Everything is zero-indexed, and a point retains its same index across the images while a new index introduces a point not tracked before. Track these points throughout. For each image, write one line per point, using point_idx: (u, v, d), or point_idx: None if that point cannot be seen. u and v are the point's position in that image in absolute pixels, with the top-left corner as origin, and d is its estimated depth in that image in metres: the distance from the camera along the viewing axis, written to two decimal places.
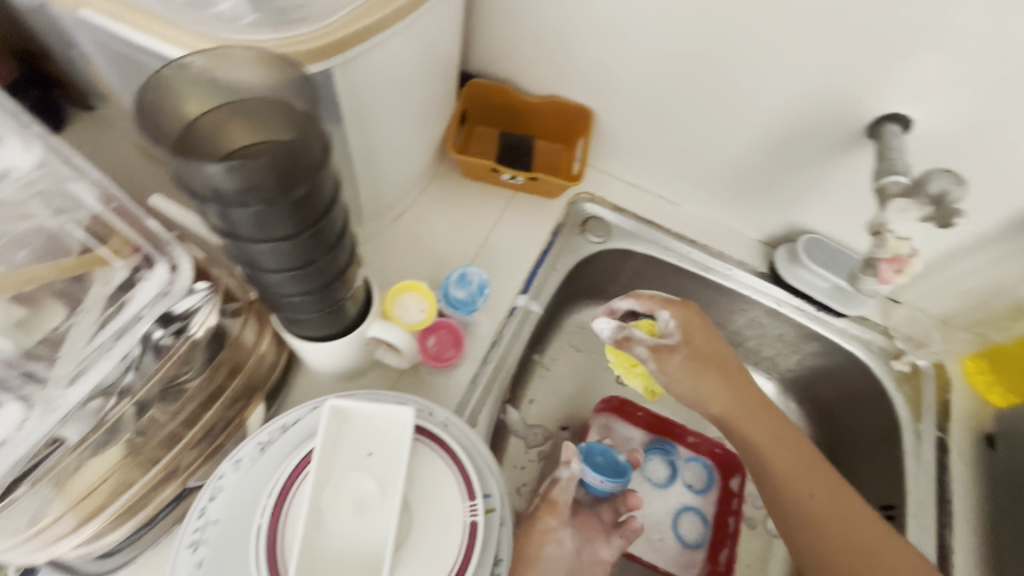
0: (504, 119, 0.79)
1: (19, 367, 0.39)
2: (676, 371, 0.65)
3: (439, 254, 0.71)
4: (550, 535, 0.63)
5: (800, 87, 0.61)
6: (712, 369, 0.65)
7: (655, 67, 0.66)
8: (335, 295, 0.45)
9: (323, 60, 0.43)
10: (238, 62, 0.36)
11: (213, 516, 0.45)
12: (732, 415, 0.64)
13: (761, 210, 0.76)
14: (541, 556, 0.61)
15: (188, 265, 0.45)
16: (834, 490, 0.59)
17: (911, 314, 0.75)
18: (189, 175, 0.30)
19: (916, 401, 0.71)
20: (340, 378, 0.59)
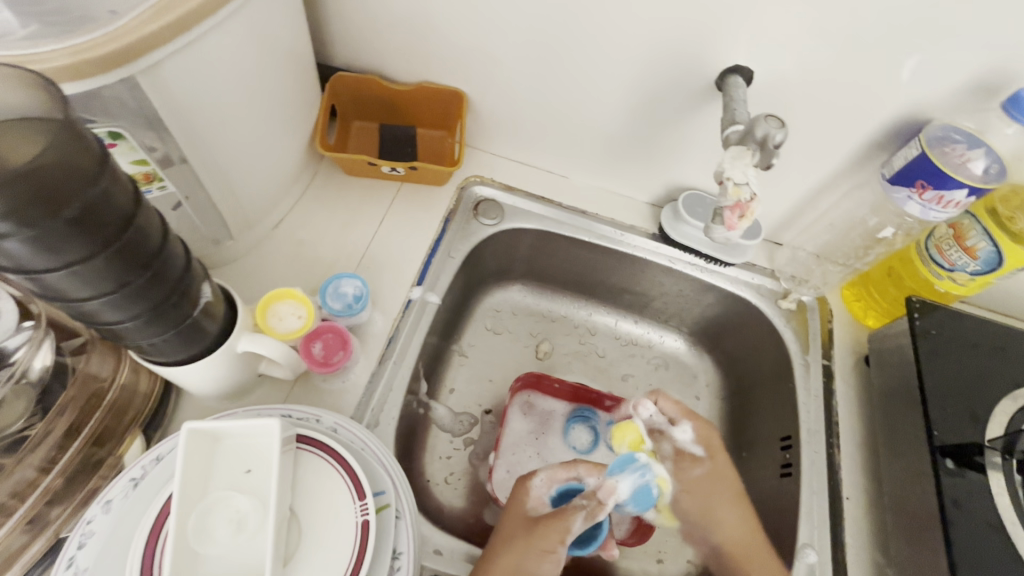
0: (378, 111, 0.77)
1: None
2: (722, 465, 0.67)
3: (325, 257, 0.69)
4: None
5: (648, 49, 0.62)
6: (732, 508, 0.66)
7: (510, 42, 0.66)
8: (181, 315, 0.43)
9: (114, 69, 0.41)
10: None
11: (83, 565, 0.43)
12: (715, 478, 0.67)
13: (642, 173, 0.78)
14: None
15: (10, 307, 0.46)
16: (755, 549, 0.63)
17: (793, 253, 0.80)
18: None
19: (802, 334, 0.76)
20: (224, 399, 0.56)
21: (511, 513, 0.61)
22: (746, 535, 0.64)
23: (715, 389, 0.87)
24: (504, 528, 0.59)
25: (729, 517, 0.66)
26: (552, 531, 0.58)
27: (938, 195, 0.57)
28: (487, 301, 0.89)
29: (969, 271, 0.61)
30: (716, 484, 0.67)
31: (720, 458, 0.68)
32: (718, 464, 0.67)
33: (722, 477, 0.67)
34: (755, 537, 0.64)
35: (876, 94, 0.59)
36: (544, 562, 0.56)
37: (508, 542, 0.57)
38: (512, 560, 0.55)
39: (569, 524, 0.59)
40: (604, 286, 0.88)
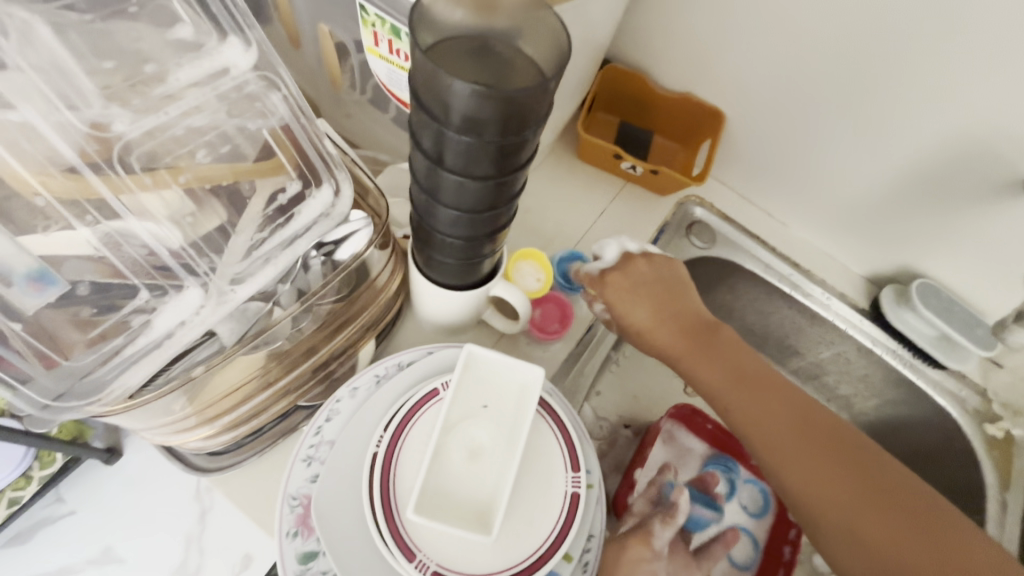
0: (627, 109, 0.79)
1: (185, 263, 0.39)
2: (733, 358, 0.57)
3: (547, 230, 0.71)
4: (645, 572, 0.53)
5: (961, 126, 0.59)
6: (817, 464, 0.51)
7: (806, 81, 0.65)
8: (483, 249, 0.46)
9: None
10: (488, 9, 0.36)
11: (328, 438, 0.46)
12: (747, 425, 0.54)
13: (875, 246, 0.74)
14: None
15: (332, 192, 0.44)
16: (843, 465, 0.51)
17: (1011, 380, 0.73)
18: (434, 86, 0.32)
19: (1003, 470, 0.70)
20: (443, 332, 0.60)
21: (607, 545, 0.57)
22: (874, 490, 0.50)
23: None
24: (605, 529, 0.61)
25: (767, 408, 0.54)
26: (634, 542, 0.54)
27: None
28: None
29: None
30: (892, 515, 0.49)
31: (708, 345, 0.58)
32: (773, 402, 0.54)
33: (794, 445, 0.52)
34: (869, 472, 0.51)
35: None
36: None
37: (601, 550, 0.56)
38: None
39: (653, 527, 0.55)
40: (778, 345, 0.84)
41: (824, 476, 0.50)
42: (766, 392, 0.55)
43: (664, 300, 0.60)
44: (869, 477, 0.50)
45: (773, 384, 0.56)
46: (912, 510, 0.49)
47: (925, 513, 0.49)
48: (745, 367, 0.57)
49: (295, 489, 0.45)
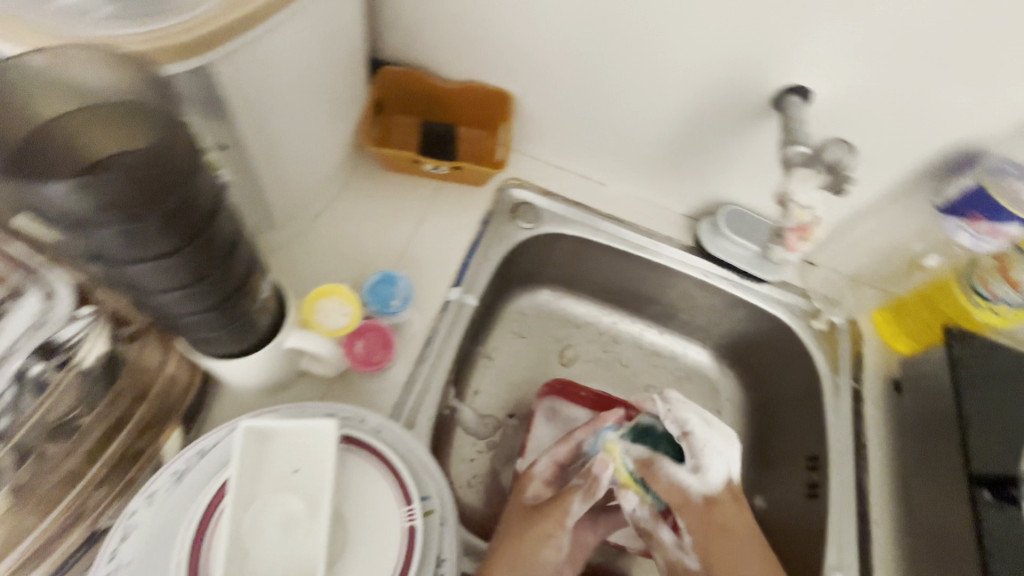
0: (422, 107, 0.76)
1: None
2: (743, 556, 0.61)
3: (363, 253, 0.68)
4: (550, 541, 0.62)
5: (710, 62, 0.62)
6: (753, 559, 0.61)
7: (566, 48, 0.65)
8: (240, 310, 0.42)
9: (189, 58, 0.40)
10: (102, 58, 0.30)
11: (127, 558, 0.42)
12: (710, 550, 0.62)
13: (684, 185, 0.77)
14: (535, 562, 0.60)
15: (44, 296, 0.42)
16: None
17: (826, 275, 0.80)
18: (36, 195, 0.27)
19: (832, 355, 0.76)
20: (262, 394, 0.55)
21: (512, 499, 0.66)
22: (757, 553, 0.61)
23: (737, 404, 0.87)
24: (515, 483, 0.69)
25: (728, 549, 0.62)
26: (552, 516, 0.62)
27: (991, 228, 0.56)
28: (514, 304, 0.89)
29: (1012, 303, 0.62)
30: (742, 558, 0.61)
31: (728, 504, 0.64)
32: (734, 547, 0.62)
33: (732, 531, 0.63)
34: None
35: (933, 121, 0.58)
36: (546, 548, 0.61)
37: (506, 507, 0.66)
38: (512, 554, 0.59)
39: (568, 507, 0.63)
40: (632, 296, 0.88)
41: (733, 565, 0.61)
42: (727, 535, 0.62)
43: (717, 534, 0.62)
44: (759, 546, 0.62)
45: (730, 530, 0.63)
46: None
47: None
48: (737, 533, 0.62)
49: None
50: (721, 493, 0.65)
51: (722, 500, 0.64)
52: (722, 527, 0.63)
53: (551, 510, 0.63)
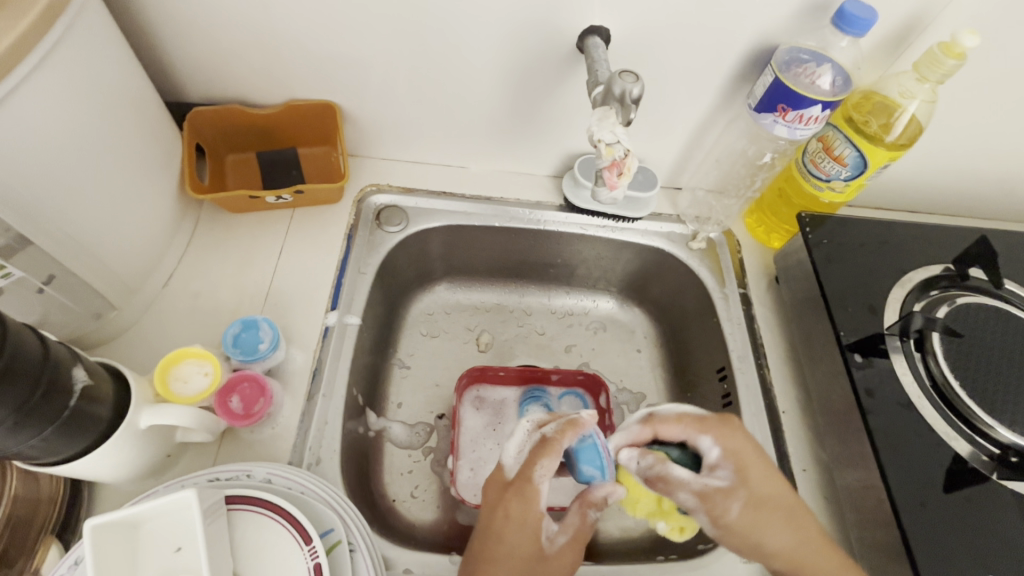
0: (252, 140, 0.73)
1: None
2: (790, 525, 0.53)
3: (227, 305, 0.65)
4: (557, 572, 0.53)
5: (506, 24, 0.61)
6: (778, 517, 0.53)
7: (366, 45, 0.64)
8: (54, 408, 0.39)
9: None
10: None
11: None
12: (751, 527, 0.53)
13: (536, 147, 0.78)
14: None
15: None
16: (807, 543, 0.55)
17: (693, 195, 0.83)
18: None
19: (716, 268, 0.79)
20: (145, 479, 0.52)
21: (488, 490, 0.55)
22: (817, 547, 0.53)
23: (653, 339, 0.89)
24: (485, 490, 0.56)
25: (781, 536, 0.53)
26: (566, 553, 0.53)
27: (798, 115, 0.60)
28: (416, 306, 0.88)
29: (843, 178, 0.65)
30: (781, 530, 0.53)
31: (758, 474, 0.54)
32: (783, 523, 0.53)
33: (765, 503, 0.53)
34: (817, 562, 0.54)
35: (726, 28, 0.61)
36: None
37: (492, 531, 0.51)
38: None
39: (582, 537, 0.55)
40: (527, 266, 0.88)
41: (758, 532, 0.53)
42: (776, 515, 0.53)
43: (765, 500, 0.53)
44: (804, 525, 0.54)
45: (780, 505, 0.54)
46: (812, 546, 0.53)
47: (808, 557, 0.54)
48: (779, 503, 0.54)
49: None
50: (733, 481, 0.54)
51: (752, 458, 0.54)
52: (771, 506, 0.53)
53: (529, 513, 0.52)
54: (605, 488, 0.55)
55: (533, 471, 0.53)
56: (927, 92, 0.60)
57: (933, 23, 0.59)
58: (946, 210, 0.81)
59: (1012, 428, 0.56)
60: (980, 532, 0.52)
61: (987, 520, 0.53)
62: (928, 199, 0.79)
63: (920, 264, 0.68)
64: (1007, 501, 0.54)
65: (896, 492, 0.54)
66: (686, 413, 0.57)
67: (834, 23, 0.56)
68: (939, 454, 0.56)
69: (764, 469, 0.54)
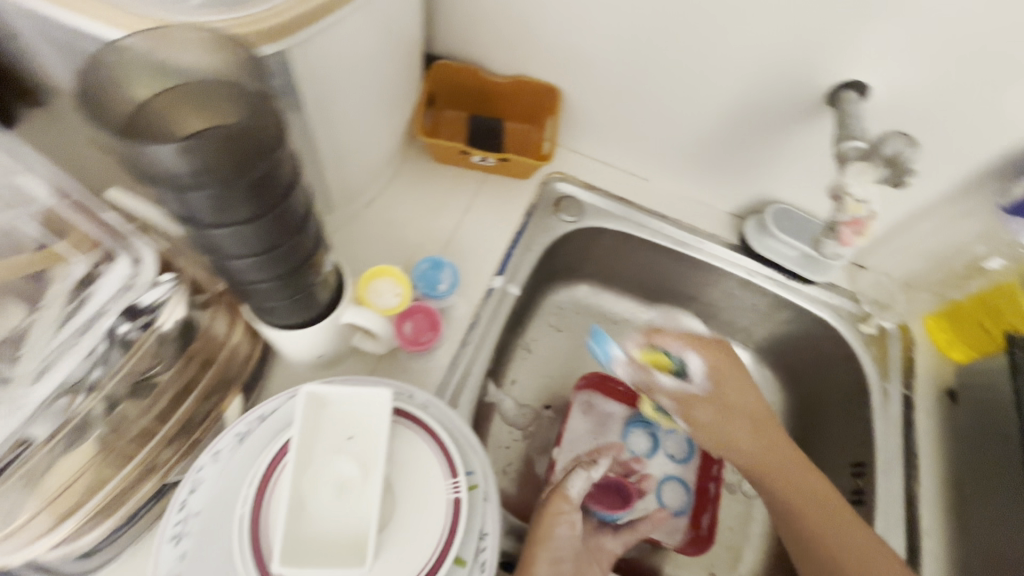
0: (471, 102, 0.78)
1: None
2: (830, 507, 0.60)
3: (411, 240, 0.70)
4: (562, 518, 0.62)
5: (764, 57, 0.61)
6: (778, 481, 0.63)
7: (616, 44, 0.66)
8: (304, 281, 0.44)
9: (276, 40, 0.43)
10: (177, 43, 0.35)
11: (194, 509, 0.45)
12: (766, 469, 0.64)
13: (731, 182, 0.77)
14: (551, 537, 0.60)
15: (153, 256, 0.44)
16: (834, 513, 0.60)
17: (876, 278, 0.78)
18: (138, 159, 0.30)
19: (882, 360, 0.74)
20: (317, 367, 0.58)
21: (539, 506, 0.64)
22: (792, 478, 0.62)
23: (778, 408, 0.85)
24: (543, 504, 0.64)
25: (807, 482, 0.62)
26: (558, 497, 0.63)
27: None
28: (553, 297, 0.89)
29: None
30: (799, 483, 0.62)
31: (748, 432, 0.65)
32: (784, 479, 0.63)
33: (735, 414, 0.66)
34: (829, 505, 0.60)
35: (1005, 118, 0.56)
36: (561, 527, 0.61)
37: (535, 525, 0.62)
38: (535, 530, 0.61)
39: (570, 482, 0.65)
40: (673, 294, 0.87)
41: (778, 471, 0.63)
42: (777, 472, 0.63)
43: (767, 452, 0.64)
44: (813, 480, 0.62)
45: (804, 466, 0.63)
46: (828, 510, 0.60)
47: (829, 496, 0.61)
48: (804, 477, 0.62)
49: (166, 571, 0.43)
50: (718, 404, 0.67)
51: (728, 376, 0.68)
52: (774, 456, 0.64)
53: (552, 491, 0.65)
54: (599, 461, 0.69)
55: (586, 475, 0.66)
56: None
57: None
58: None
59: None
60: None
61: None
62: None
63: None
64: None
65: None
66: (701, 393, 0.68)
67: None
68: None
69: (770, 441, 0.65)
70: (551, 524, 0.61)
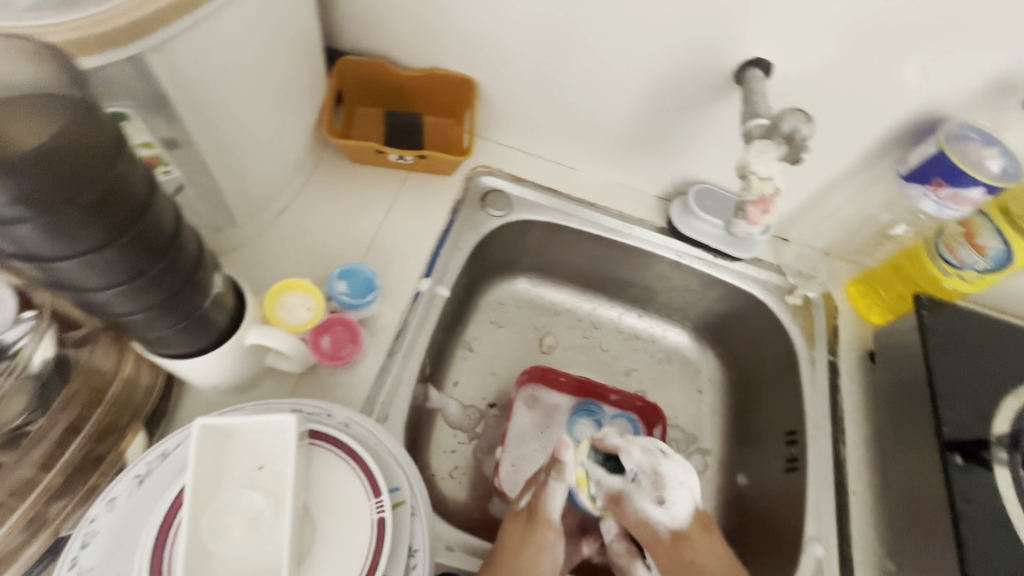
0: (384, 97, 0.75)
1: None
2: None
3: (329, 248, 0.67)
4: (547, 546, 0.55)
5: (671, 38, 0.60)
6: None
7: (525, 32, 0.64)
8: (191, 305, 0.40)
9: (94, 54, 0.38)
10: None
11: (88, 565, 0.41)
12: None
13: (655, 165, 0.77)
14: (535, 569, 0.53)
15: (10, 294, 0.41)
16: None
17: (799, 250, 0.80)
18: None
19: (808, 329, 0.76)
20: (229, 393, 0.54)
21: (509, 521, 0.57)
22: (725, 567, 0.54)
23: (717, 383, 0.87)
24: (516, 529, 0.56)
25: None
26: (540, 521, 0.56)
27: (953, 193, 0.57)
28: (491, 293, 0.87)
29: (978, 268, 0.62)
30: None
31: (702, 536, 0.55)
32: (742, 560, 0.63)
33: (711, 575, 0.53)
34: None
35: (899, 88, 0.58)
36: (545, 555, 0.55)
37: (510, 551, 0.54)
38: (513, 556, 0.54)
39: (547, 497, 0.57)
40: (609, 280, 0.87)
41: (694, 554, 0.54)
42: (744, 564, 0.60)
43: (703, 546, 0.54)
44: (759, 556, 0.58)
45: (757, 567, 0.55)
46: None
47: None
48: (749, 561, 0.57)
49: None
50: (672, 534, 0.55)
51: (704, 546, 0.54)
52: None
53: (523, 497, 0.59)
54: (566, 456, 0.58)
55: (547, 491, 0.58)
56: None
57: None
58: None
59: None
60: None
61: None
62: None
63: None
64: None
65: None
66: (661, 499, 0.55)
67: None
68: None
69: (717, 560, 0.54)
70: (531, 552, 0.54)
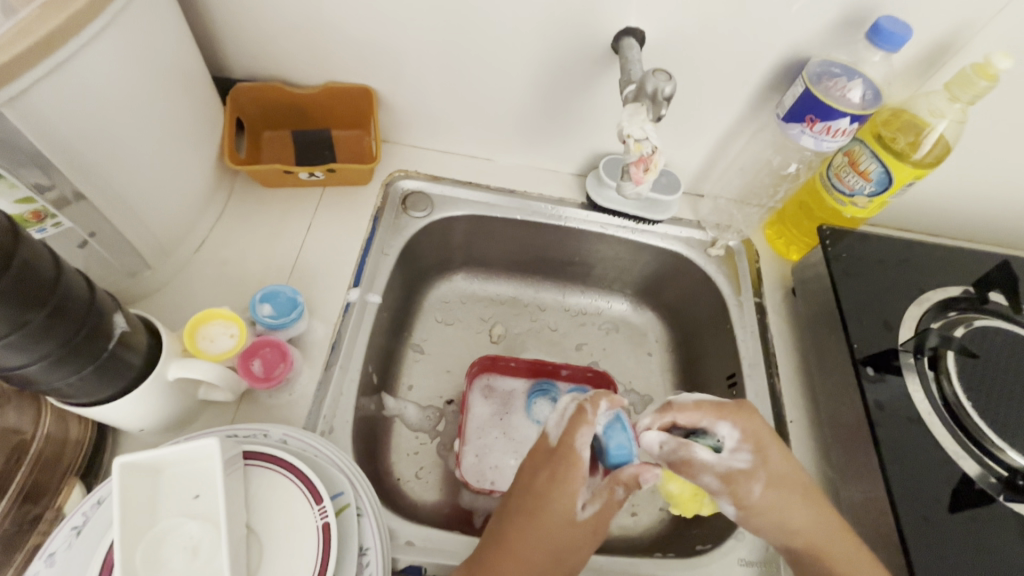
0: (288, 119, 0.75)
1: None
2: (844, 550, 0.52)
3: (252, 275, 0.67)
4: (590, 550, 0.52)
5: (546, 20, 0.63)
6: (799, 495, 0.53)
7: (408, 34, 0.66)
8: (95, 349, 0.41)
9: None
10: None
11: None
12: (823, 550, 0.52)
13: (563, 144, 0.79)
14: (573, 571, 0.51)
15: None
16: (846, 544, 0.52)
17: (714, 203, 0.84)
18: None
19: (734, 276, 0.79)
20: (164, 432, 0.54)
21: (550, 526, 0.50)
22: (790, 479, 0.53)
23: (664, 343, 0.90)
24: (563, 541, 0.50)
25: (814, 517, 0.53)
26: (600, 532, 0.51)
27: (826, 126, 0.61)
28: (433, 294, 0.89)
29: (866, 193, 0.65)
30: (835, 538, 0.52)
31: (764, 463, 0.54)
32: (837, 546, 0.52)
33: (786, 482, 0.54)
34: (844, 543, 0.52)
35: (761, 37, 0.61)
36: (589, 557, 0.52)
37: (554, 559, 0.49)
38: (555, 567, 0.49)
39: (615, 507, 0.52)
40: (545, 261, 0.89)
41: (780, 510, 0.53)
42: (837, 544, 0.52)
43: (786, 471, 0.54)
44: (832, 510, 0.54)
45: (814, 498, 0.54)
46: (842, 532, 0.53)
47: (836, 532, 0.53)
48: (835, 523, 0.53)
49: None
50: (753, 463, 0.54)
51: (768, 439, 0.54)
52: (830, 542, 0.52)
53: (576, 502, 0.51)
54: (636, 467, 0.52)
55: (609, 498, 0.52)
56: (957, 112, 0.60)
57: (966, 45, 0.60)
58: (968, 236, 0.81)
59: (1021, 451, 0.57)
60: (982, 550, 0.52)
61: (990, 542, 0.53)
62: (954, 223, 0.79)
63: (940, 285, 0.68)
64: (1012, 523, 0.54)
65: (900, 507, 0.54)
66: (704, 399, 0.57)
67: (868, 37, 0.57)
68: (947, 472, 0.56)
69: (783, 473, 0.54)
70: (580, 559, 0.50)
